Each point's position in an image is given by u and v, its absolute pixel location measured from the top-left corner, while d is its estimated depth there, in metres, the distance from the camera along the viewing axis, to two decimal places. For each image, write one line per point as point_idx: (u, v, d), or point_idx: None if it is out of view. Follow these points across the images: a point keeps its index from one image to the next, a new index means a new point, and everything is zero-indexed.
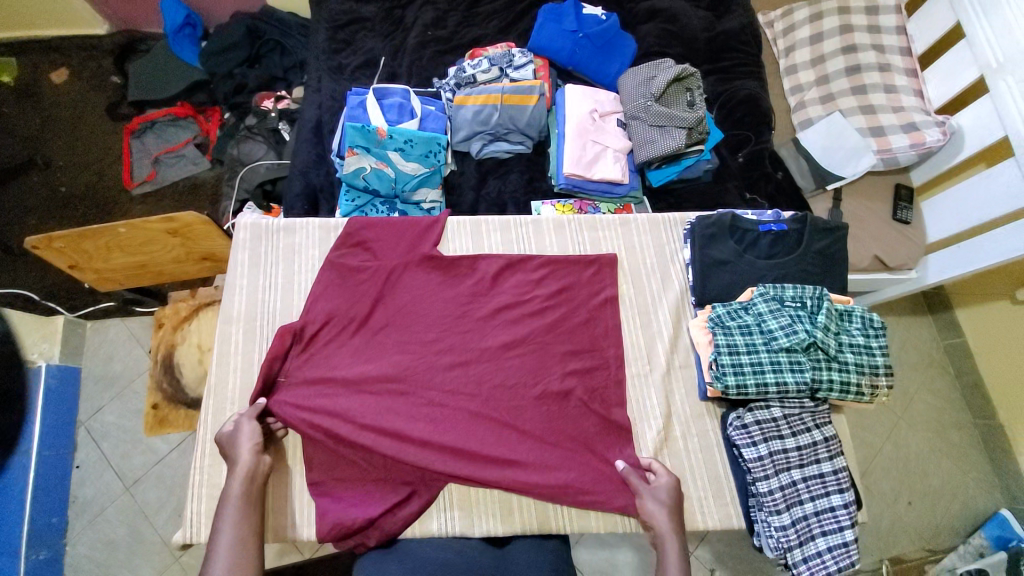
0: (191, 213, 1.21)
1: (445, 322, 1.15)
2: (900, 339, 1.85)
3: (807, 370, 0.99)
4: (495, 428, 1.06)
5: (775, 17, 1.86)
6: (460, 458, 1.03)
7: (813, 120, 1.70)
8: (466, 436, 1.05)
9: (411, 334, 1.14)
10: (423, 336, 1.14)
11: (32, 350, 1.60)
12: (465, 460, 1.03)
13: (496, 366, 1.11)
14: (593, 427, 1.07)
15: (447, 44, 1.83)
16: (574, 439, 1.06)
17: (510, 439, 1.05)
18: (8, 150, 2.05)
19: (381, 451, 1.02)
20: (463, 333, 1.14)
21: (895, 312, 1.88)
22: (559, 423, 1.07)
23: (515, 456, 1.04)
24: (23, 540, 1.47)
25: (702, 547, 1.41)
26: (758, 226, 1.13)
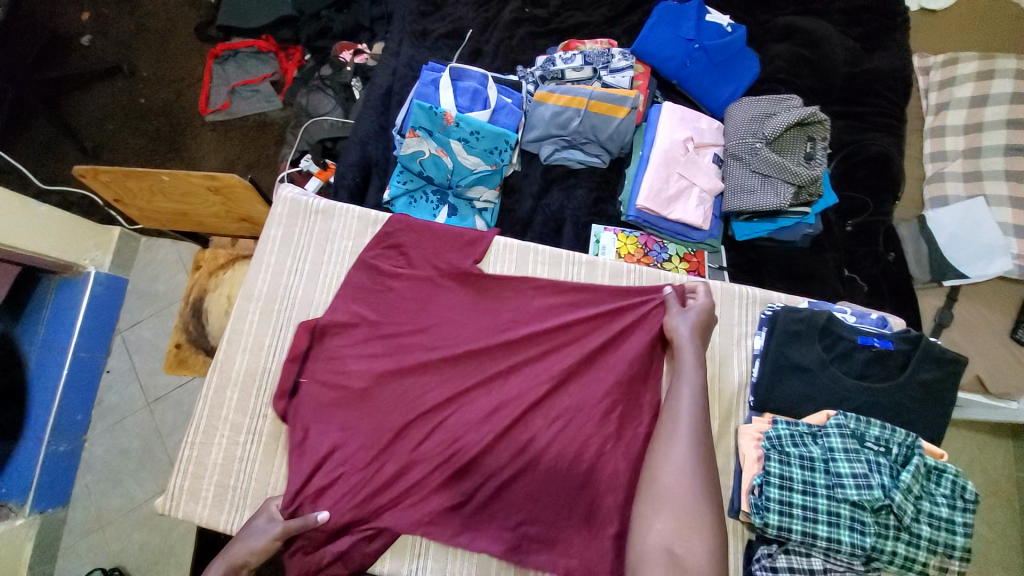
0: (234, 175, 1.15)
1: (466, 349, 1.04)
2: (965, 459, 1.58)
3: (870, 534, 0.81)
4: (495, 482, 0.97)
5: (934, 63, 1.53)
6: (446, 505, 0.96)
7: (947, 199, 1.41)
8: (478, 483, 0.97)
9: (434, 355, 1.03)
10: (444, 361, 1.03)
11: (84, 256, 1.64)
12: (452, 509, 0.96)
13: (508, 416, 0.99)
14: (610, 505, 0.95)
15: (544, 27, 1.64)
16: (585, 515, 0.95)
17: (504, 498, 0.97)
18: (101, 52, 2.06)
19: (362, 476, 0.96)
20: (489, 365, 1.04)
21: (973, 428, 1.61)
22: (570, 493, 0.96)
23: (506, 516, 0.96)
24: (49, 428, 1.52)
25: None
26: (855, 337, 0.94)
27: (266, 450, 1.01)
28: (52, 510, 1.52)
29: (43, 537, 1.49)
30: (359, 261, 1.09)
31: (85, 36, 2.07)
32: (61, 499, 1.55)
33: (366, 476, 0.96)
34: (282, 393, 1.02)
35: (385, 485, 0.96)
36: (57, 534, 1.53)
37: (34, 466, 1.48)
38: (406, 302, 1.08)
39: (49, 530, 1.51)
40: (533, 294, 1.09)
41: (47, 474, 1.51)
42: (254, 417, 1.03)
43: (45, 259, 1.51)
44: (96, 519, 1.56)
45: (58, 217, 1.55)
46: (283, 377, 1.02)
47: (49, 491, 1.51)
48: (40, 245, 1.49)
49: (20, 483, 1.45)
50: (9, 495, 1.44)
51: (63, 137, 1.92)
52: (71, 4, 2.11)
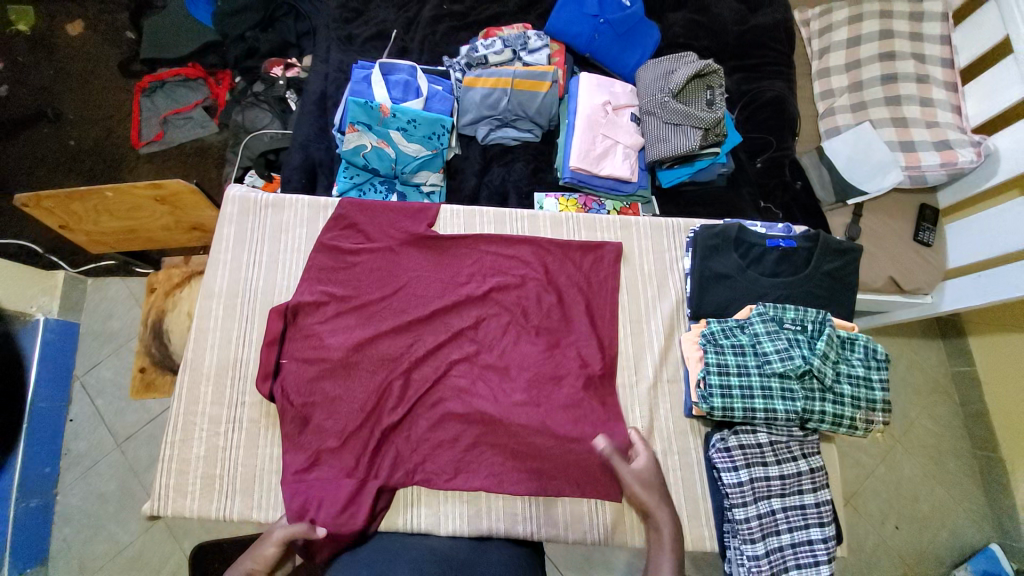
0: (179, 180, 1.19)
1: (429, 307, 1.12)
2: (904, 364, 1.78)
3: (798, 398, 0.96)
4: (472, 425, 1.04)
5: (812, 15, 1.75)
6: (430, 448, 1.03)
7: (840, 129, 1.60)
8: (458, 424, 1.04)
9: (406, 314, 1.11)
10: (416, 321, 1.11)
11: (31, 303, 1.58)
12: (436, 450, 1.03)
13: (477, 360, 1.09)
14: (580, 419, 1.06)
15: (463, 20, 1.75)
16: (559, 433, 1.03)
17: (481, 437, 1.03)
18: (20, 99, 2.01)
19: (354, 436, 1.02)
20: (454, 319, 1.12)
21: (905, 333, 1.81)
22: (541, 419, 1.03)
23: (486, 452, 1.03)
24: (16, 488, 1.46)
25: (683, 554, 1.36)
26: (764, 241, 1.09)
27: (250, 433, 1.05)
28: (31, 568, 1.46)
29: None
30: (318, 243, 1.15)
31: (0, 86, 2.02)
32: (39, 557, 1.49)
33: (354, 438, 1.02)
34: (265, 376, 1.05)
35: (375, 444, 1.02)
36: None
37: (6, 524, 1.42)
38: (374, 273, 1.14)
39: None
40: (489, 251, 1.18)
41: (20, 532, 1.45)
42: (233, 404, 1.06)
43: None
44: (80, 569, 1.52)
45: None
46: (265, 359, 1.05)
47: (25, 549, 1.46)
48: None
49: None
50: None
51: None
52: None
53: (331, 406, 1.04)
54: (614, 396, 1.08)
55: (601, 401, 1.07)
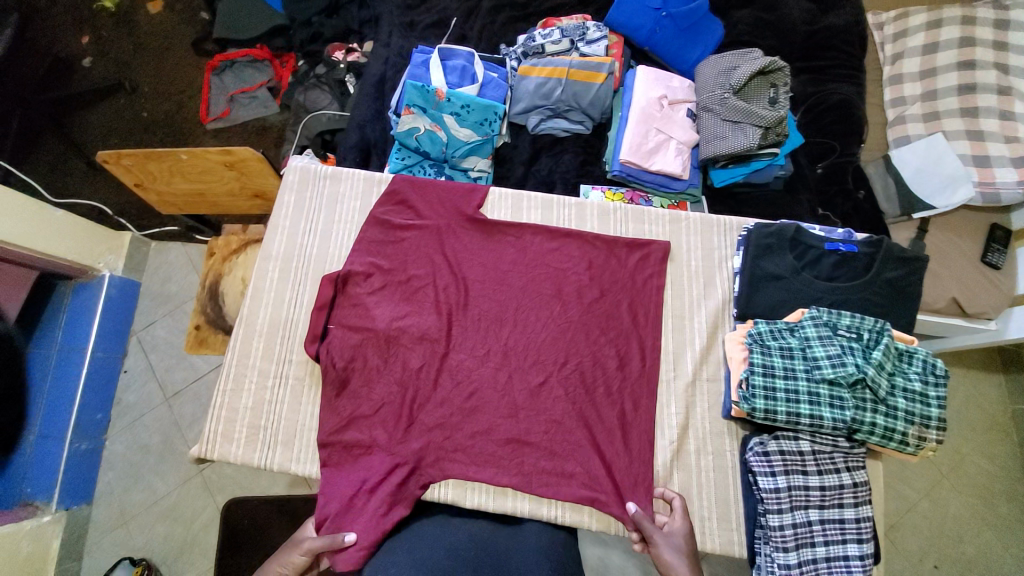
0: (248, 149, 1.26)
1: (473, 286, 1.14)
2: (963, 397, 1.66)
3: (848, 407, 0.92)
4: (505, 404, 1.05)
5: (886, 19, 1.66)
6: (454, 428, 1.04)
7: (909, 138, 1.52)
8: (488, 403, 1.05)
9: (448, 289, 1.13)
10: (460, 297, 1.13)
11: (99, 260, 1.70)
12: (461, 432, 1.04)
13: (514, 341, 1.10)
14: (614, 413, 1.04)
15: (523, 11, 1.76)
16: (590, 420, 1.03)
17: (513, 418, 1.04)
18: (102, 71, 2.16)
19: (391, 405, 1.05)
20: (495, 300, 1.13)
21: (966, 363, 1.69)
22: (574, 405, 1.04)
23: (516, 432, 1.04)
24: (71, 428, 1.58)
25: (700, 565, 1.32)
26: (822, 244, 1.05)
27: (294, 391, 1.09)
28: (77, 507, 1.58)
29: (70, 533, 1.54)
30: (370, 217, 1.18)
31: (86, 58, 2.18)
32: (85, 497, 1.61)
33: (393, 408, 1.05)
34: (313, 338, 1.07)
35: (409, 416, 1.04)
36: (82, 532, 1.59)
37: (57, 466, 1.54)
38: (421, 248, 1.17)
39: (75, 525, 1.56)
40: (535, 238, 1.18)
41: (71, 472, 1.57)
42: (281, 362, 1.11)
43: (60, 260, 1.56)
44: (120, 515, 1.62)
45: (75, 222, 1.61)
46: (314, 322, 1.08)
47: (73, 489, 1.57)
48: (55, 248, 1.54)
49: (46, 481, 1.52)
50: (35, 494, 1.51)
51: (72, 154, 2.01)
52: (71, 29, 2.22)
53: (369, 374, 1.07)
54: (652, 392, 1.05)
55: (639, 399, 1.05)
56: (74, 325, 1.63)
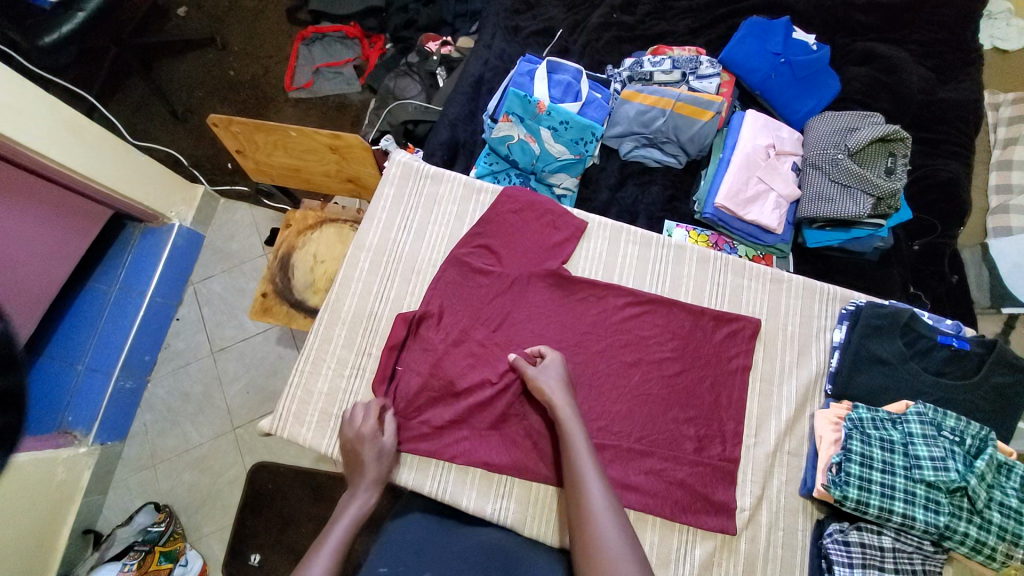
0: (356, 136, 1.28)
1: None
2: None
3: (943, 513, 0.88)
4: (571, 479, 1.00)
5: (1004, 101, 1.60)
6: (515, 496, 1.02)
7: (1011, 229, 1.44)
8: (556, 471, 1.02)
9: (520, 344, 1.09)
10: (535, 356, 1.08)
11: (172, 209, 1.73)
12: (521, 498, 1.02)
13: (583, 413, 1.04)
14: (680, 500, 0.99)
15: (630, 32, 1.73)
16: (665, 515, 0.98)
17: None
18: (195, 23, 2.14)
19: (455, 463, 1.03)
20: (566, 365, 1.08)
21: None
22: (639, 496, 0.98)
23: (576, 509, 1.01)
24: (120, 364, 1.60)
25: None
26: (934, 336, 1.04)
27: (366, 387, 1.09)
28: (111, 442, 1.61)
29: (100, 467, 1.57)
30: (450, 257, 1.14)
31: (181, 8, 2.16)
32: (120, 433, 1.64)
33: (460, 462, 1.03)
34: (382, 379, 1.07)
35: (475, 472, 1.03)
36: (111, 466, 1.62)
37: (100, 400, 1.56)
38: (496, 299, 1.12)
39: (107, 458, 1.59)
40: (617, 301, 1.13)
41: (112, 408, 1.59)
42: (360, 354, 1.12)
43: (137, 205, 1.58)
44: (151, 457, 1.64)
45: (155, 168, 1.63)
46: (384, 364, 1.07)
47: (111, 423, 1.60)
48: (135, 191, 1.56)
49: (87, 413, 1.54)
50: (75, 424, 1.52)
51: (155, 100, 2.01)
52: None
53: (436, 440, 1.03)
54: (727, 483, 1.00)
55: (710, 490, 1.00)
56: (138, 267, 1.66)
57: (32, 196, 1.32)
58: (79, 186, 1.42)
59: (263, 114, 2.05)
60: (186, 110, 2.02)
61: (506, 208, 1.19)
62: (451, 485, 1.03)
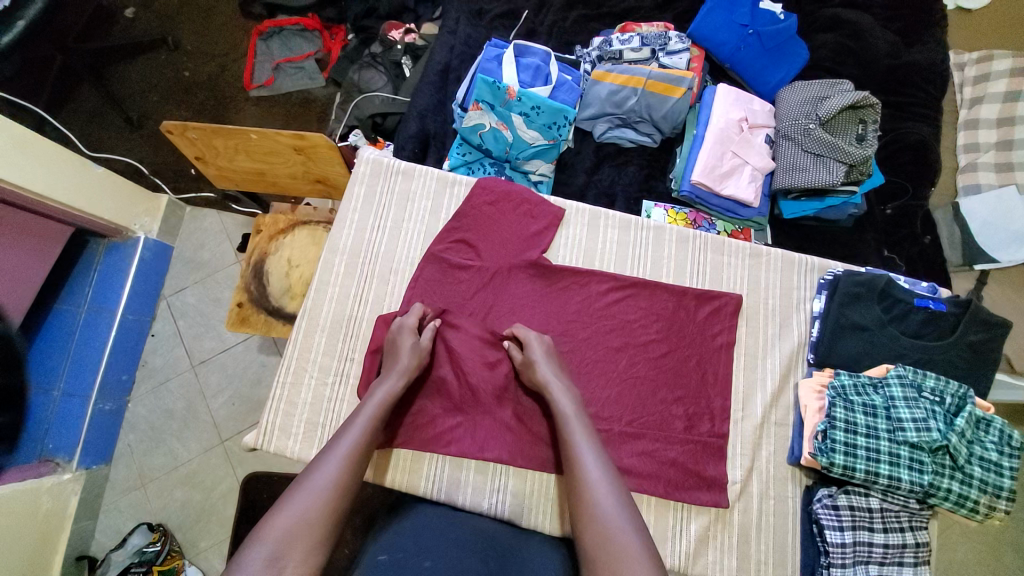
0: (321, 135, 1.24)
1: None
2: None
3: (927, 472, 0.91)
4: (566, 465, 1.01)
5: (968, 60, 1.60)
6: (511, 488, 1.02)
7: (979, 187, 1.47)
8: (552, 460, 1.02)
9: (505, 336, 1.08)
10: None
11: (134, 221, 1.65)
12: (517, 489, 1.02)
13: None
14: (673, 479, 1.00)
15: (597, 10, 1.70)
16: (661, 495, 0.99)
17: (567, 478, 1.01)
18: (145, 24, 2.03)
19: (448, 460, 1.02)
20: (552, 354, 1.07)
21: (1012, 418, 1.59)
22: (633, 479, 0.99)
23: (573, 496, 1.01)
24: (96, 388, 1.55)
25: None
26: (912, 299, 1.06)
27: (352, 392, 1.07)
28: (96, 466, 1.56)
29: (88, 492, 1.52)
30: (428, 253, 1.12)
31: (129, 8, 2.04)
32: (105, 457, 1.59)
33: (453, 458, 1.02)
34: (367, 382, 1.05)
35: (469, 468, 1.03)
36: (99, 491, 1.57)
37: (81, 424, 1.51)
38: (477, 293, 1.11)
39: (93, 483, 1.54)
40: (600, 287, 1.12)
41: (94, 431, 1.55)
42: (343, 359, 1.09)
43: (96, 220, 1.50)
44: (139, 477, 1.60)
45: (112, 180, 1.55)
46: (368, 367, 1.05)
47: (94, 448, 1.55)
48: (93, 205, 1.48)
49: (68, 438, 1.50)
50: (56, 450, 1.49)
51: (107, 107, 1.91)
52: None
53: (427, 439, 1.02)
54: (718, 459, 1.02)
55: (702, 467, 1.01)
56: (106, 285, 1.60)
57: None
58: (36, 205, 1.35)
59: (224, 116, 1.97)
60: (142, 117, 1.93)
61: (481, 200, 1.16)
62: (445, 483, 1.02)
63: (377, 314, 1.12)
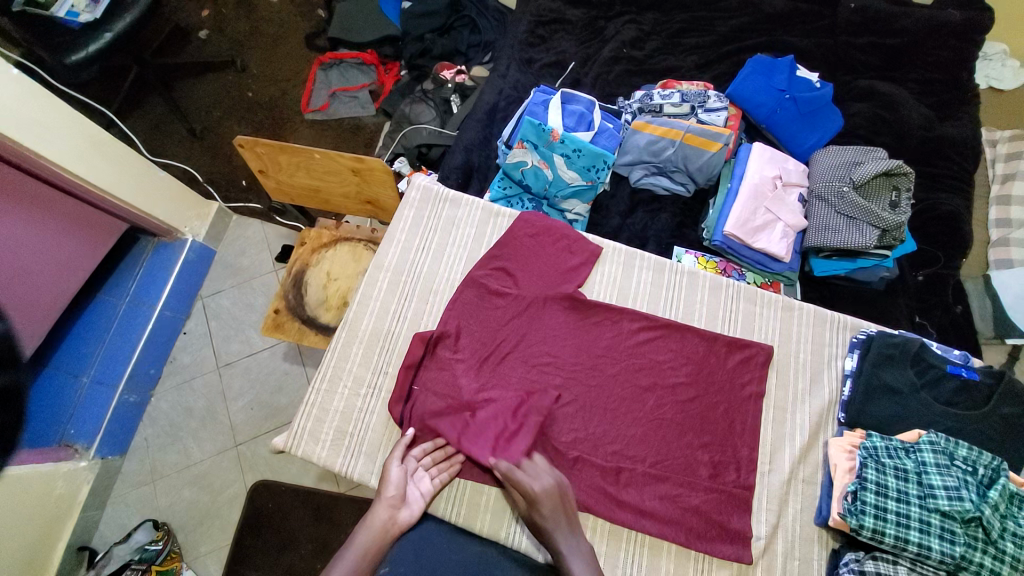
0: (379, 161, 1.32)
1: (560, 373, 1.10)
2: None
3: (959, 544, 0.89)
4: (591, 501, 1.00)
5: (1001, 138, 1.66)
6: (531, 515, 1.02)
7: (1013, 262, 1.48)
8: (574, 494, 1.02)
9: (536, 365, 1.11)
10: (550, 378, 1.10)
11: (185, 224, 1.75)
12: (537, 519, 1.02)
13: (599, 436, 1.05)
14: (695, 526, 0.99)
15: (639, 66, 1.80)
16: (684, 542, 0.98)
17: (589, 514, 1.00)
18: (216, 47, 2.22)
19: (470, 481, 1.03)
20: (580, 387, 1.09)
21: None
22: (654, 522, 0.99)
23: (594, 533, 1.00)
24: (125, 378, 1.60)
25: None
26: (945, 366, 1.06)
27: (383, 406, 1.10)
28: (112, 457, 1.59)
29: (98, 483, 1.55)
30: (468, 278, 1.17)
31: (203, 31, 2.24)
32: (121, 448, 1.62)
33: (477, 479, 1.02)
34: (399, 398, 1.08)
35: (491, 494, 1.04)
36: (110, 481, 1.59)
37: (104, 413, 1.55)
38: (511, 321, 1.14)
39: (106, 473, 1.57)
40: (631, 325, 1.14)
41: (115, 421, 1.58)
42: (377, 372, 1.12)
43: (152, 219, 1.60)
44: (151, 472, 1.62)
45: (172, 184, 1.66)
46: (400, 383, 1.07)
47: (113, 438, 1.58)
48: (151, 205, 1.59)
49: (90, 425, 1.52)
50: (76, 437, 1.51)
51: (174, 118, 2.06)
52: (193, 3, 2.30)
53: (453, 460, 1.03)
54: (742, 511, 1.00)
55: (725, 518, 0.99)
56: (149, 281, 1.68)
57: (46, 205, 1.34)
58: (98, 199, 1.44)
59: (279, 135, 2.10)
60: (203, 129, 2.07)
61: (522, 232, 1.22)
62: (464, 508, 1.02)
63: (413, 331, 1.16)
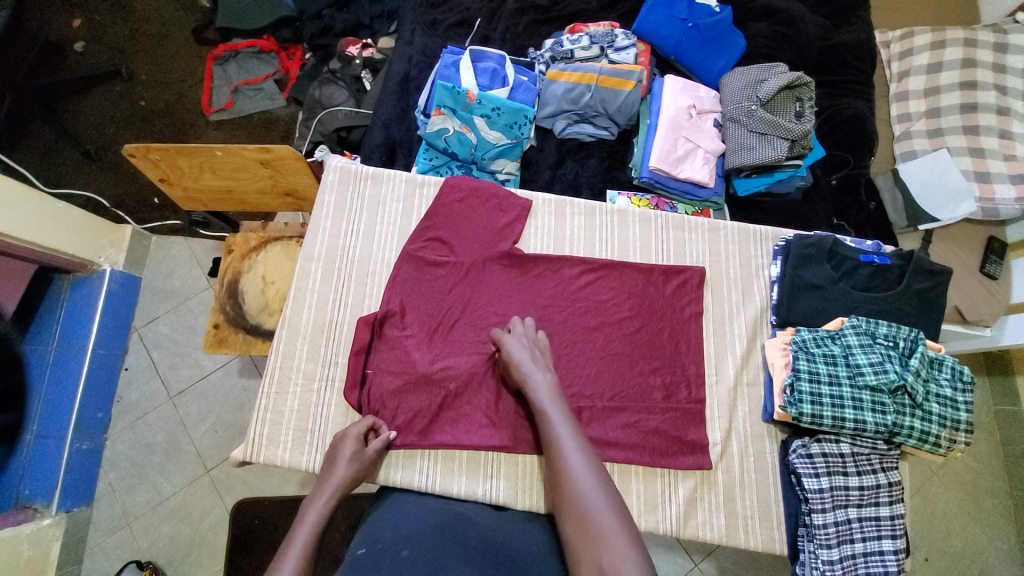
0: (287, 147, 1.26)
1: None
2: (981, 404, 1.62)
3: (889, 413, 0.99)
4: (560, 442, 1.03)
5: (893, 38, 1.72)
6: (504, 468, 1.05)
7: (915, 154, 1.58)
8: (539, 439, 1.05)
9: (485, 325, 1.12)
10: None
11: (99, 254, 1.62)
12: (511, 470, 1.05)
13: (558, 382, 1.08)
14: (658, 446, 1.05)
15: (546, 14, 1.77)
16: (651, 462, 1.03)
17: None
18: (96, 57, 2.00)
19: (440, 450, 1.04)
20: None
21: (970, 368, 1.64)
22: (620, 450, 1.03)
23: None
24: (71, 426, 1.50)
25: (707, 560, 1.39)
26: (858, 256, 1.14)
27: (339, 396, 1.09)
28: (77, 508, 1.50)
29: (69, 537, 1.46)
30: (403, 253, 1.15)
31: (79, 42, 2.01)
32: (86, 498, 1.53)
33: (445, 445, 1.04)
34: (354, 385, 1.06)
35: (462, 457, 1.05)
36: (82, 534, 1.51)
37: (57, 465, 1.46)
38: (453, 288, 1.14)
39: (75, 526, 1.49)
40: (571, 271, 1.16)
41: (72, 472, 1.49)
42: (326, 364, 1.10)
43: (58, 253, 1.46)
44: (123, 516, 1.55)
45: (77, 214, 1.52)
46: (352, 369, 1.06)
47: (75, 490, 1.50)
48: (56, 238, 1.45)
49: (46, 484, 1.44)
50: (34, 496, 1.44)
51: (63, 142, 1.87)
52: (54, 8, 2.04)
53: (421, 433, 1.04)
54: (697, 423, 1.07)
55: (684, 432, 1.06)
56: (74, 322, 1.55)
57: None
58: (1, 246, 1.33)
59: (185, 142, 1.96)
60: (98, 149, 1.89)
61: (449, 198, 1.19)
62: (439, 475, 1.04)
63: (357, 316, 1.14)
